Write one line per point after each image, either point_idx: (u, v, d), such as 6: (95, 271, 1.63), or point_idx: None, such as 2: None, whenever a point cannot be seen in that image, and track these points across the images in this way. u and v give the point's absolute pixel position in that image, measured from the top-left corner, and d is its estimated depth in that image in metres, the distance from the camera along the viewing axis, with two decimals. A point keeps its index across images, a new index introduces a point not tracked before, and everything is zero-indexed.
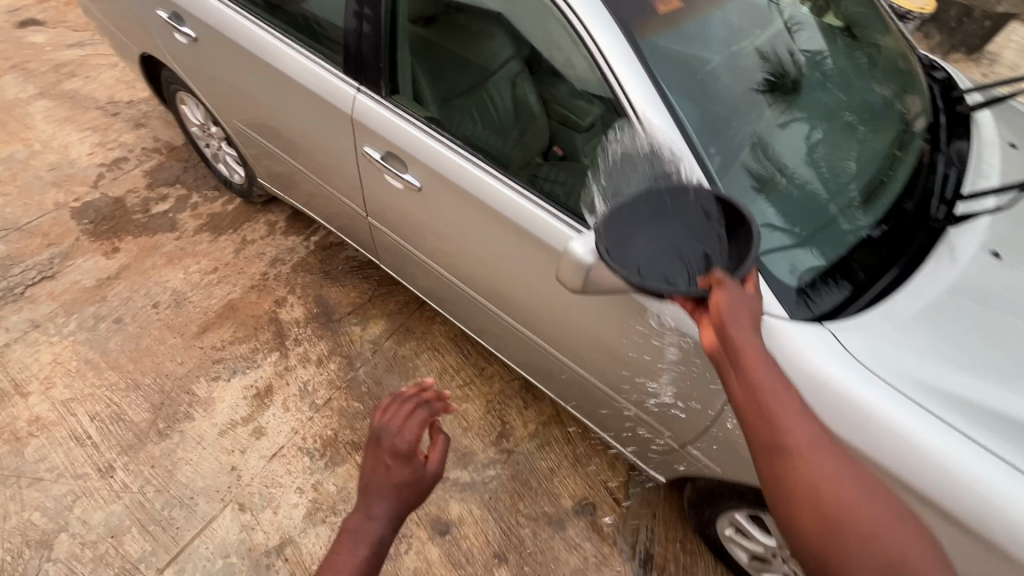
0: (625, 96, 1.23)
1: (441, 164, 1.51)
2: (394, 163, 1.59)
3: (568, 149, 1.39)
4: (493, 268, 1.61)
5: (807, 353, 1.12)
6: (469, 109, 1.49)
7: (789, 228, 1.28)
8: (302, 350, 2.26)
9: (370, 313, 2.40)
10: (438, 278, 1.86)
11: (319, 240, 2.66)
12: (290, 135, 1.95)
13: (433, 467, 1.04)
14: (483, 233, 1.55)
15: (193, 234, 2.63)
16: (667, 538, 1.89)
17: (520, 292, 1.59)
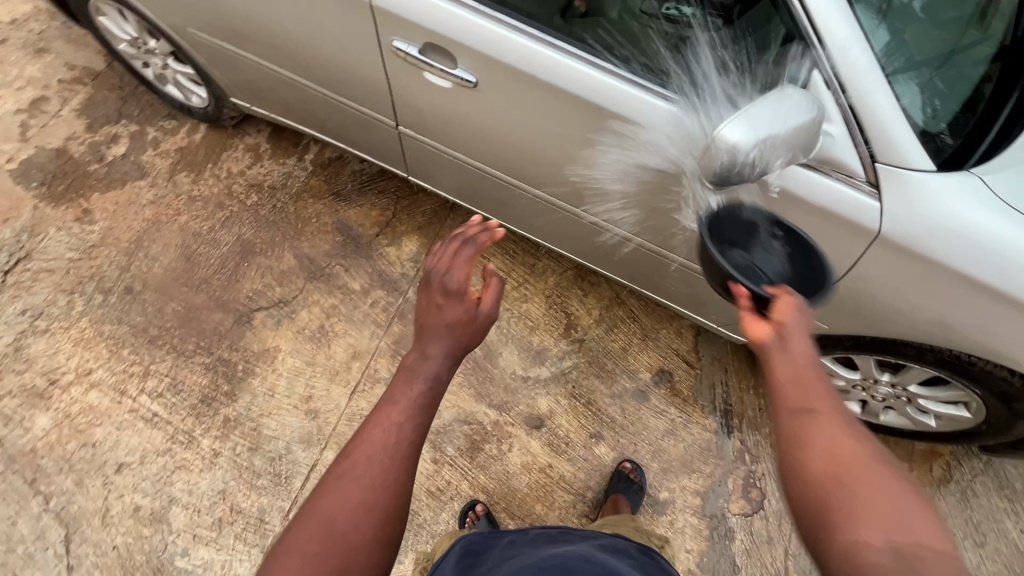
0: None
1: (502, 49, 1.23)
2: (439, 57, 1.31)
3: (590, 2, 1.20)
4: (571, 165, 1.41)
5: (959, 208, 1.09)
6: None
7: (915, 74, 1.14)
8: (344, 283, 2.13)
9: (399, 229, 2.23)
10: (493, 183, 1.66)
11: (315, 157, 2.36)
12: (271, 38, 1.60)
13: (486, 308, 0.90)
14: (552, 121, 1.32)
15: (169, 177, 2.29)
16: (741, 388, 2.03)
17: (600, 185, 1.41)
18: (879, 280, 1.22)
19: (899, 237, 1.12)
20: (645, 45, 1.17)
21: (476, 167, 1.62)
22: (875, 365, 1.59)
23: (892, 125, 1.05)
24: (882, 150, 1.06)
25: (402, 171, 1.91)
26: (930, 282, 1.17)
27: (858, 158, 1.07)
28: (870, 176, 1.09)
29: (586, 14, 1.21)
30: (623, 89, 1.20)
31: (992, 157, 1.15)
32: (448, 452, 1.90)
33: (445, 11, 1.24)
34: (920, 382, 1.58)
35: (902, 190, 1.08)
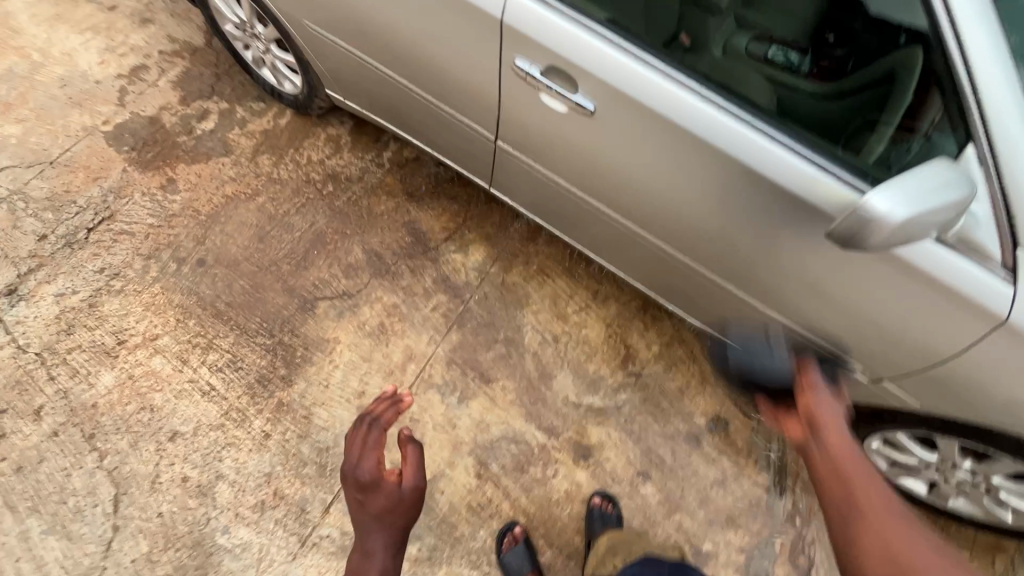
0: None
1: (628, 80, 1.22)
2: (559, 80, 1.31)
3: (697, 37, 1.20)
4: (678, 204, 1.38)
5: None
6: None
7: None
8: (407, 284, 2.14)
9: (467, 237, 2.23)
10: (585, 210, 1.64)
11: (392, 156, 2.39)
12: (386, 39, 1.62)
13: (406, 482, 1.27)
14: (663, 158, 1.30)
15: (252, 158, 2.35)
16: (797, 447, 1.96)
17: (699, 224, 1.39)
18: (996, 367, 1.16)
19: None
20: (750, 88, 1.18)
21: (568, 189, 1.61)
22: (958, 449, 1.51)
23: None
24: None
25: (486, 182, 1.91)
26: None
27: (994, 237, 1.03)
28: (1005, 261, 1.05)
29: (690, 48, 1.20)
30: (754, 136, 1.17)
31: None
32: (492, 469, 1.87)
33: (575, 37, 1.23)
34: (1006, 474, 1.50)
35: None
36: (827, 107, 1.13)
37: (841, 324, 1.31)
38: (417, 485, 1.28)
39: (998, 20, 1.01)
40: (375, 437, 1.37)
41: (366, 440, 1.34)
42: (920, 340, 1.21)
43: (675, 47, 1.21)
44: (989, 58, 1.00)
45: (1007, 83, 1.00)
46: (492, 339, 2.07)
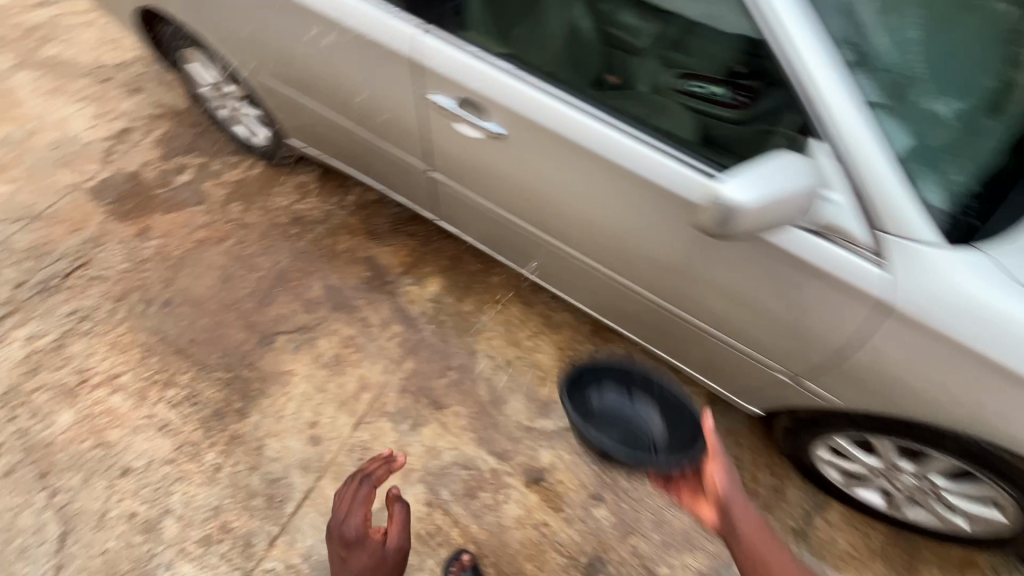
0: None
1: (528, 106, 1.33)
2: (472, 109, 1.43)
3: (624, 77, 1.33)
4: (588, 218, 1.46)
5: (968, 284, 1.07)
6: (530, 39, 1.36)
7: (917, 147, 1.14)
8: (364, 316, 2.21)
9: (424, 271, 2.32)
10: (519, 231, 1.71)
11: (356, 199, 2.53)
12: (327, 87, 1.77)
13: (390, 542, 1.50)
14: (570, 176, 1.39)
15: (223, 206, 2.50)
16: (754, 464, 1.93)
17: (611, 236, 1.45)
18: (892, 351, 1.18)
19: (907, 310, 1.10)
20: (668, 115, 1.27)
21: (502, 214, 1.70)
22: (894, 448, 1.49)
23: (894, 198, 1.06)
24: (886, 217, 1.07)
25: (433, 214, 2.02)
26: (946, 361, 1.13)
27: (858, 222, 1.09)
28: (872, 244, 1.10)
29: (619, 87, 1.33)
30: (638, 150, 1.25)
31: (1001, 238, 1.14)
32: (442, 496, 1.86)
33: (474, 73, 1.36)
34: (945, 473, 1.46)
35: (910, 262, 1.08)
36: (721, 131, 1.22)
37: (749, 320, 1.35)
38: (398, 546, 1.50)
39: (824, 33, 1.08)
40: (365, 492, 1.58)
41: (358, 495, 1.57)
42: (821, 333, 1.25)
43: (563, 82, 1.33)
44: (821, 71, 1.05)
45: (841, 91, 1.05)
46: (445, 366, 2.10)
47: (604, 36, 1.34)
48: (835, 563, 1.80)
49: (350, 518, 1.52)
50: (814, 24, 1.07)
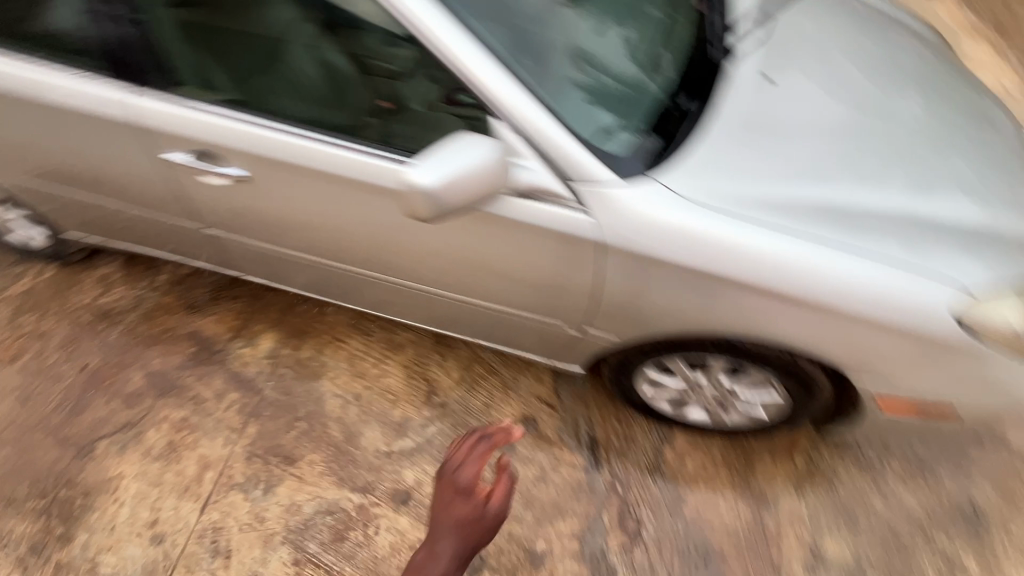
0: (404, 15, 1.17)
1: (260, 145, 1.36)
2: (210, 159, 1.44)
3: (395, 100, 1.31)
4: (358, 235, 1.52)
5: (649, 207, 1.26)
6: (268, 86, 1.36)
7: (611, 109, 1.35)
8: (196, 393, 2.09)
9: (255, 329, 2.25)
10: (310, 266, 1.75)
11: (168, 276, 2.39)
12: (72, 169, 1.68)
13: (493, 505, 1.35)
14: (324, 200, 1.45)
15: (13, 320, 2.26)
16: (604, 419, 2.06)
17: (384, 246, 1.52)
18: (619, 280, 1.37)
19: (612, 241, 1.29)
20: (442, 129, 1.30)
21: (295, 255, 1.71)
22: (683, 363, 1.68)
23: (581, 154, 1.24)
24: (564, 166, 1.24)
25: (238, 272, 1.96)
26: (662, 275, 1.33)
27: (556, 181, 1.26)
28: (574, 197, 1.27)
29: (394, 111, 1.32)
30: (354, 163, 1.33)
31: (684, 158, 1.31)
32: (308, 549, 1.82)
33: (185, 125, 1.38)
34: (726, 371, 1.67)
35: (599, 203, 1.26)
36: (424, 123, 1.31)
37: (521, 288, 1.49)
38: (499, 510, 1.36)
39: (464, 21, 1.21)
40: (483, 450, 1.42)
41: (473, 448, 1.43)
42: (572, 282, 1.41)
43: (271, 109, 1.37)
44: (466, 56, 1.19)
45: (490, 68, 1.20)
46: (291, 418, 2.04)
47: (360, 64, 1.30)
48: (688, 484, 1.96)
49: (464, 466, 1.40)
50: (461, 27, 1.20)
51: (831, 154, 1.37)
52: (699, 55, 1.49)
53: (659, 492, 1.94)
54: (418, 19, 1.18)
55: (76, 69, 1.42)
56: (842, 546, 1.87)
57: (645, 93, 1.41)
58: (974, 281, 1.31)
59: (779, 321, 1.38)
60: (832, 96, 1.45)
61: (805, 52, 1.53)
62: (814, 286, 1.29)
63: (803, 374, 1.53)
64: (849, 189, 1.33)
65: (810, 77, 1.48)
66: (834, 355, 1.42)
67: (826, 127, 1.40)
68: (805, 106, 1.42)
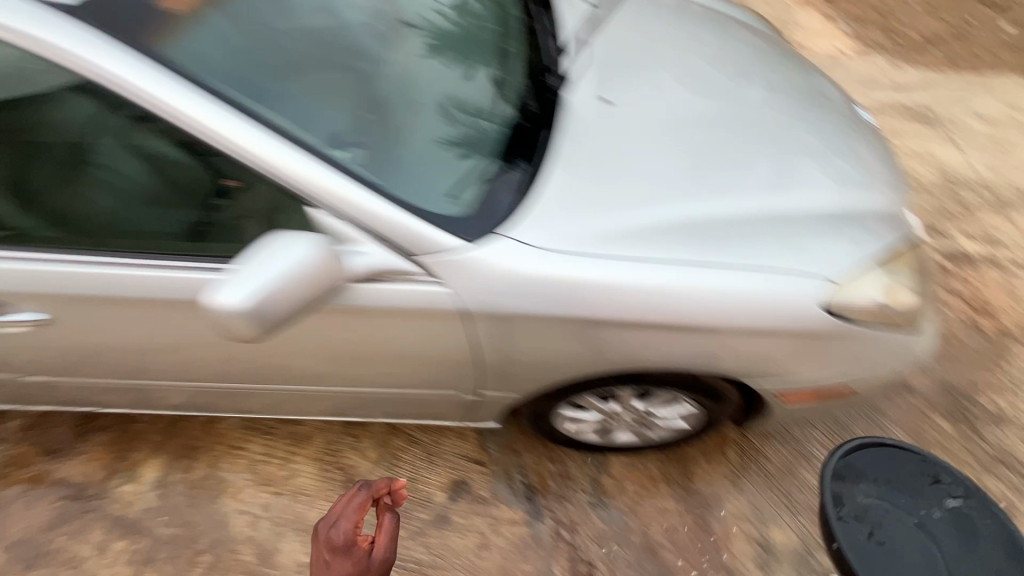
0: (174, 112, 1.10)
1: (74, 287, 1.28)
2: (10, 309, 1.32)
3: (239, 176, 1.20)
4: (216, 358, 1.47)
5: (491, 270, 1.18)
6: (89, 194, 1.29)
7: (448, 147, 1.31)
8: (74, 554, 1.81)
9: (135, 459, 1.98)
10: (199, 384, 1.61)
11: (19, 420, 2.06)
12: None
13: (377, 553, 1.18)
14: (163, 329, 1.38)
15: None
16: (537, 462, 1.97)
17: (225, 361, 1.49)
18: (479, 334, 1.27)
19: (465, 313, 1.22)
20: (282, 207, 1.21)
21: (160, 385, 1.63)
22: (594, 398, 1.62)
23: (405, 224, 1.14)
24: (392, 235, 1.14)
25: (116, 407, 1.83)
26: (524, 330, 1.27)
27: (394, 258, 1.16)
28: (424, 270, 1.17)
29: (240, 186, 1.23)
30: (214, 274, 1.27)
31: (525, 207, 1.24)
32: None
33: (35, 270, 1.27)
34: (638, 397, 1.62)
35: (448, 270, 1.17)
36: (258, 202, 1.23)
37: (385, 373, 1.42)
38: (387, 560, 1.18)
39: (247, 108, 1.15)
40: (362, 502, 1.22)
41: (350, 500, 1.22)
42: (431, 355, 1.33)
43: (78, 236, 1.30)
44: (258, 143, 1.11)
45: (295, 146, 1.13)
46: (193, 550, 1.83)
47: (182, 157, 1.21)
48: (637, 513, 1.88)
49: (342, 523, 1.17)
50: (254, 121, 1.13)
51: (702, 158, 1.40)
52: (539, 87, 1.47)
53: (605, 527, 1.86)
54: (200, 119, 1.11)
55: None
56: (790, 535, 1.85)
57: (480, 124, 1.38)
58: (836, 269, 1.33)
59: (663, 347, 1.33)
60: (694, 94, 1.55)
61: (638, 77, 1.55)
62: (626, 298, 1.25)
63: (716, 391, 1.53)
64: (715, 200, 1.34)
65: (662, 96, 1.51)
66: (735, 366, 1.38)
67: (667, 118, 1.46)
68: (644, 127, 1.43)
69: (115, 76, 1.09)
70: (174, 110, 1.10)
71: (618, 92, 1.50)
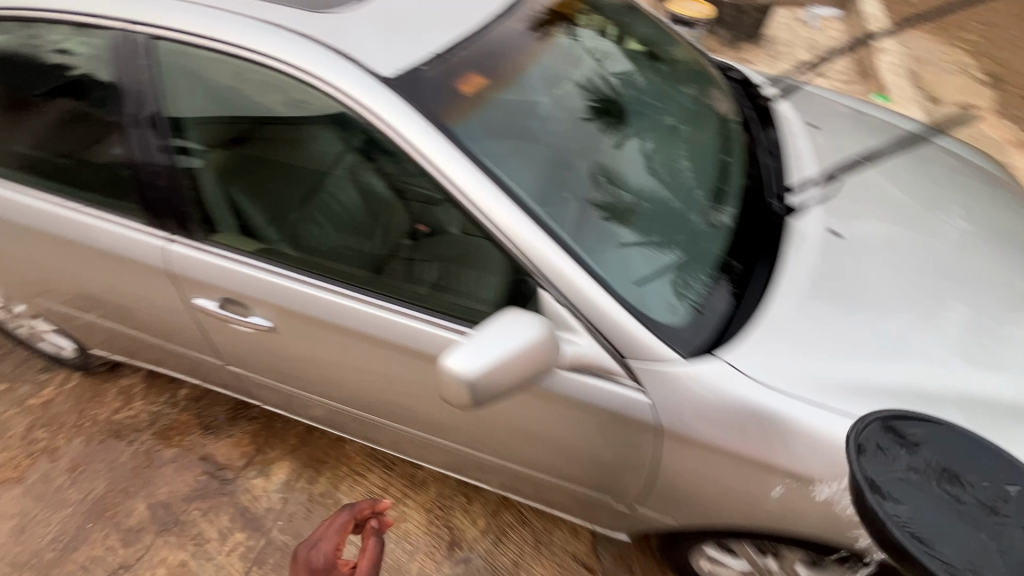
0: (431, 164, 1.15)
1: (290, 302, 1.39)
2: (235, 307, 1.46)
3: (434, 224, 1.31)
4: (381, 389, 1.56)
5: (698, 395, 1.14)
6: (312, 214, 1.41)
7: (663, 243, 1.28)
8: (200, 533, 1.93)
9: (270, 457, 2.11)
10: (341, 400, 1.72)
11: (188, 391, 2.31)
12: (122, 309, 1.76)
13: None
14: (347, 355, 1.47)
15: (25, 436, 2.18)
16: None
17: (377, 392, 1.56)
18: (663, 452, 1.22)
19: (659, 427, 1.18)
20: (473, 262, 1.29)
21: (314, 395, 1.76)
22: (751, 547, 1.38)
23: (626, 324, 1.13)
24: (610, 333, 1.13)
25: (265, 401, 1.96)
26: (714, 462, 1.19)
27: (605, 356, 1.15)
28: (631, 375, 1.16)
29: (431, 233, 1.33)
30: (423, 320, 1.31)
31: (744, 334, 1.18)
32: None
33: (280, 286, 1.38)
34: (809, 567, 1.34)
35: (653, 381, 1.15)
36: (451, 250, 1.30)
37: (538, 454, 1.42)
38: None
39: (494, 177, 1.16)
40: (345, 522, 1.13)
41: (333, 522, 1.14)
42: (599, 452, 1.31)
43: (303, 256, 1.40)
44: (525, 228, 1.14)
45: (547, 233, 1.15)
46: None
47: (400, 194, 1.31)
48: None
49: (321, 544, 1.10)
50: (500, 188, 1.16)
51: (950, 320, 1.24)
52: (758, 203, 1.43)
53: None
54: (448, 173, 1.15)
55: (123, 214, 1.49)
56: None
57: (691, 219, 1.35)
58: None
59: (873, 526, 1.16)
60: (935, 241, 1.40)
61: (873, 217, 1.44)
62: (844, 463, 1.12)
63: None
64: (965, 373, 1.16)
65: (901, 241, 1.39)
66: None
67: (904, 264, 1.33)
68: (881, 270, 1.31)
69: (412, 142, 1.15)
70: (452, 182, 1.15)
71: (850, 227, 1.40)
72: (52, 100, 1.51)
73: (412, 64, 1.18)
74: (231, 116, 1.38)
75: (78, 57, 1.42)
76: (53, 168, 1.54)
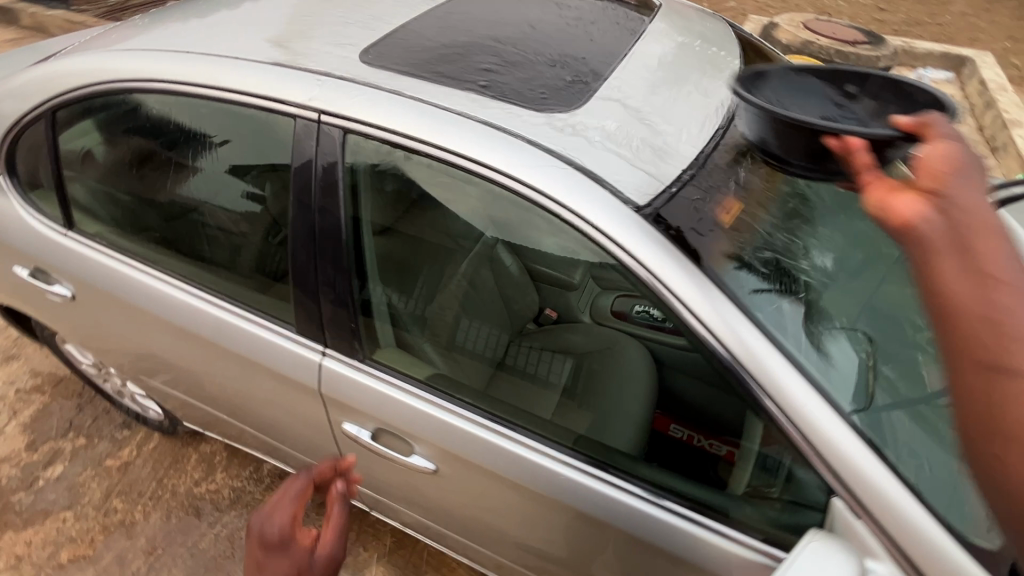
0: (688, 311, 0.90)
1: (461, 445, 1.20)
2: (394, 442, 1.28)
3: (562, 310, 1.45)
4: (528, 542, 1.35)
5: None
6: (449, 307, 1.28)
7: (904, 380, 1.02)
8: None
9: (361, 560, 1.88)
10: (458, 530, 1.53)
11: (272, 466, 2.12)
12: (232, 397, 1.59)
13: (324, 547, 1.01)
14: (505, 504, 1.28)
15: (100, 505, 2.01)
16: None
17: (517, 538, 1.36)
18: None
19: None
20: (614, 348, 1.44)
21: (426, 521, 1.59)
22: None
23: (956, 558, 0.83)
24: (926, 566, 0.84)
25: (364, 506, 1.74)
26: None
27: None
28: None
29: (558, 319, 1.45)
30: (631, 495, 1.10)
31: None
32: None
33: (466, 431, 1.18)
34: None
35: None
36: (582, 339, 1.44)
37: None
38: (334, 554, 1.01)
39: (762, 325, 0.90)
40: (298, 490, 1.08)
41: (285, 491, 1.07)
42: None
43: (443, 349, 1.28)
44: (813, 405, 0.87)
45: (834, 408, 0.88)
46: None
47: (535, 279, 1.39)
48: None
49: (275, 518, 1.01)
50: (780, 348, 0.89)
51: None
52: None
53: None
54: (713, 323, 0.89)
55: (273, 315, 1.30)
56: None
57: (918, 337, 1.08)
58: None
59: None
60: None
61: None
62: None
63: None
64: None
65: None
66: None
67: None
68: None
69: (687, 299, 0.90)
70: (708, 328, 0.89)
71: None
72: (127, 136, 1.37)
73: (663, 186, 0.97)
74: (392, 169, 1.11)
75: (225, 130, 1.26)
76: (182, 241, 1.40)
